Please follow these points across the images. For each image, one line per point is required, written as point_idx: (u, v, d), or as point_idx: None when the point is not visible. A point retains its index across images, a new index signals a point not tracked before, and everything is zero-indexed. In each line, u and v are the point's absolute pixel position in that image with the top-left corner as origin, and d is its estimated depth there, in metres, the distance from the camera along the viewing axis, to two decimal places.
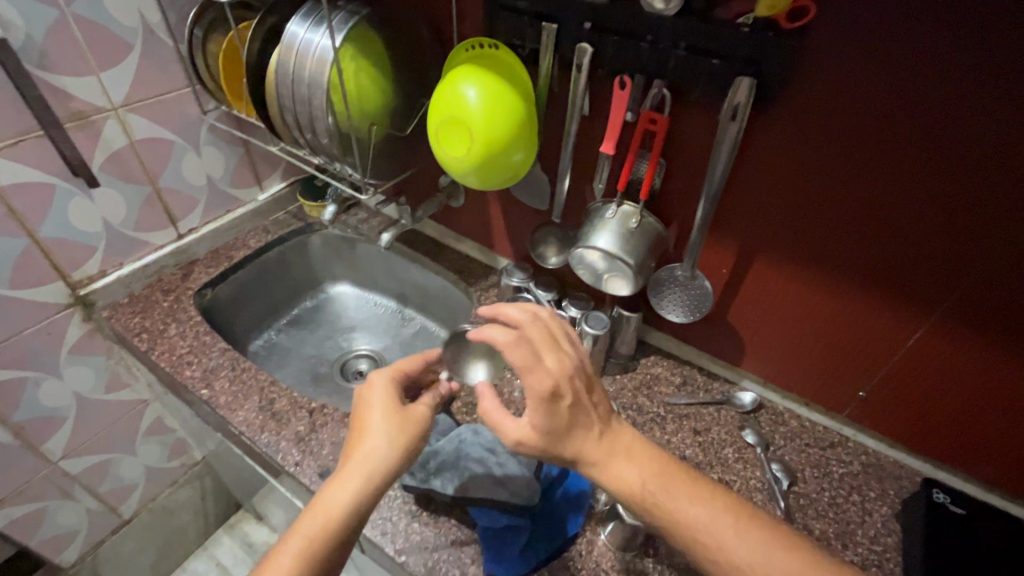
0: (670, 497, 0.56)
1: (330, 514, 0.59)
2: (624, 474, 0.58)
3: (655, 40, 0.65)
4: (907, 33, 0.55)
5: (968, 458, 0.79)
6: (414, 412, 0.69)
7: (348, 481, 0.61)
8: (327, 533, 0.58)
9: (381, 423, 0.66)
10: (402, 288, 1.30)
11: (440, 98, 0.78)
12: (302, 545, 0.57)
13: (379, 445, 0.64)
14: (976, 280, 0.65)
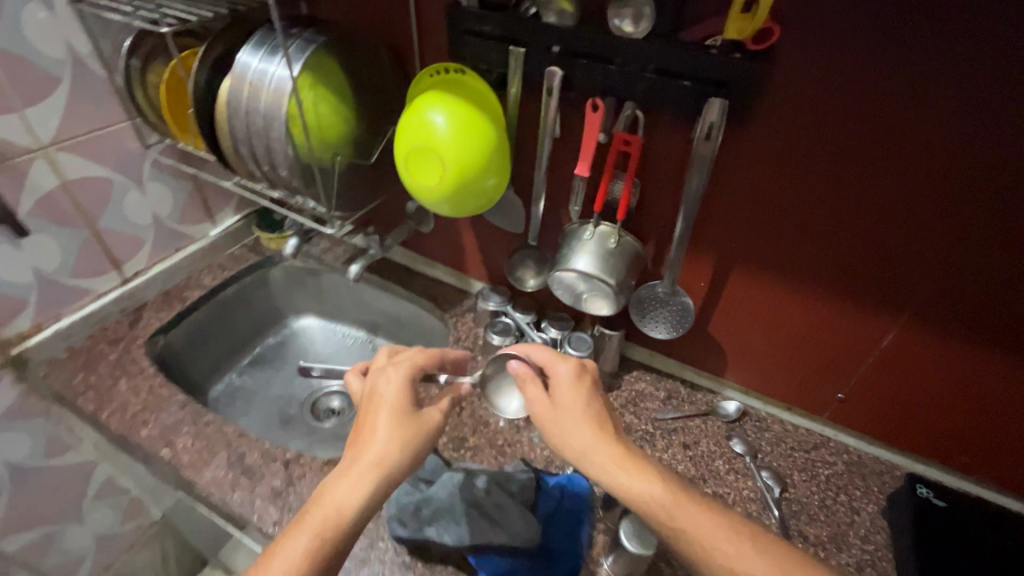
0: (688, 517, 0.55)
1: (338, 510, 0.55)
2: (633, 483, 0.57)
3: (624, 62, 0.65)
4: (868, 47, 0.57)
5: (946, 450, 0.82)
6: (430, 413, 0.64)
7: (359, 478, 0.57)
8: (334, 530, 0.54)
9: (394, 422, 0.61)
10: (372, 317, 1.24)
11: (408, 126, 0.75)
12: (306, 542, 0.52)
13: (392, 444, 0.60)
14: (942, 279, 0.68)
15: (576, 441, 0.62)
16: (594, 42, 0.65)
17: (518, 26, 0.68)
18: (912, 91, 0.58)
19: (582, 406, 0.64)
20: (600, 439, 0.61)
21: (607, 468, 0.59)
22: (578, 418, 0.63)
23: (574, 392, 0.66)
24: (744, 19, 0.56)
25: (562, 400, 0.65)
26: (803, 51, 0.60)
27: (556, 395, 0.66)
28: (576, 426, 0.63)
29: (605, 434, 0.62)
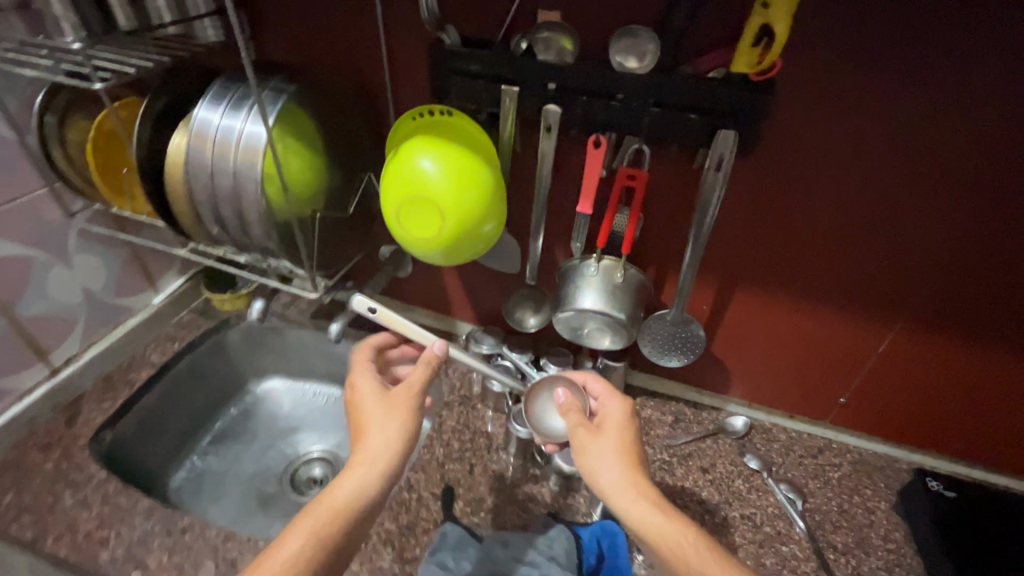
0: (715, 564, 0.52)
1: (335, 510, 0.54)
2: (664, 526, 0.55)
3: (626, 98, 0.63)
4: (865, 74, 0.58)
5: (944, 439, 0.85)
6: (406, 394, 0.63)
7: (359, 475, 0.56)
8: (332, 528, 0.53)
9: (378, 412, 0.61)
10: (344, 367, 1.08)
11: (396, 176, 0.70)
12: (302, 543, 0.51)
13: (385, 436, 0.58)
14: (936, 288, 0.70)
15: (609, 478, 0.58)
16: (594, 78, 0.62)
17: (511, 64, 0.64)
18: (914, 112, 0.58)
19: (626, 442, 0.63)
20: (633, 475, 0.59)
21: (643, 511, 0.56)
22: (614, 449, 0.61)
23: (622, 426, 0.65)
24: (754, 53, 0.55)
25: (607, 430, 0.64)
26: (807, 78, 0.59)
27: (603, 424, 0.65)
28: (612, 457, 0.60)
29: (639, 471, 0.60)
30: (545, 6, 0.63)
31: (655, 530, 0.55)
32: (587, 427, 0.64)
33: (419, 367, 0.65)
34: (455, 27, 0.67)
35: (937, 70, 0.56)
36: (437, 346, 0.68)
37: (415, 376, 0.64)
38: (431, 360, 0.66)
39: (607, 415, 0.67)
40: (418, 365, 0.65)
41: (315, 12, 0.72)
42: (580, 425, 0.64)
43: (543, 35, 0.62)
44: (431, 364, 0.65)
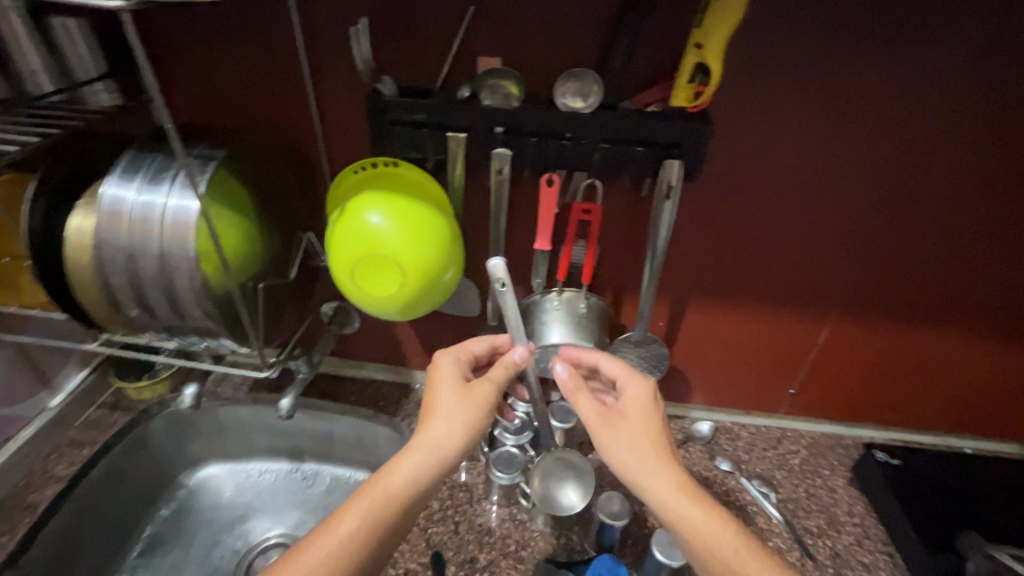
0: (733, 549, 0.53)
1: (389, 496, 0.56)
2: (691, 515, 0.55)
3: (575, 137, 0.63)
4: (785, 99, 0.63)
5: (878, 411, 0.94)
6: (482, 391, 0.63)
7: (419, 460, 0.58)
8: (387, 507, 0.56)
9: (448, 406, 0.61)
10: (292, 439, 0.97)
11: (344, 235, 0.66)
12: (357, 521, 0.54)
13: (450, 429, 0.60)
14: (860, 280, 0.78)
15: (636, 470, 0.58)
16: (540, 120, 0.62)
17: (455, 110, 0.63)
18: (827, 128, 0.65)
19: (652, 430, 0.61)
20: (662, 466, 0.58)
21: (671, 500, 0.56)
22: (644, 439, 0.60)
23: (646, 411, 0.62)
24: (690, 88, 0.58)
25: (632, 417, 0.62)
26: (735, 107, 0.64)
27: (625, 408, 0.63)
28: (638, 450, 0.59)
29: (669, 461, 0.59)
30: (483, 53, 0.63)
31: (684, 518, 0.55)
32: (609, 417, 0.62)
33: (498, 368, 0.65)
34: (391, 77, 0.65)
35: (841, 92, 0.62)
36: (517, 353, 0.66)
37: (494, 375, 0.65)
38: (511, 364, 0.65)
39: (628, 400, 0.64)
40: (498, 365, 0.65)
41: (231, 68, 0.67)
42: (602, 415, 0.62)
43: (492, 79, 0.63)
44: (511, 370, 0.65)
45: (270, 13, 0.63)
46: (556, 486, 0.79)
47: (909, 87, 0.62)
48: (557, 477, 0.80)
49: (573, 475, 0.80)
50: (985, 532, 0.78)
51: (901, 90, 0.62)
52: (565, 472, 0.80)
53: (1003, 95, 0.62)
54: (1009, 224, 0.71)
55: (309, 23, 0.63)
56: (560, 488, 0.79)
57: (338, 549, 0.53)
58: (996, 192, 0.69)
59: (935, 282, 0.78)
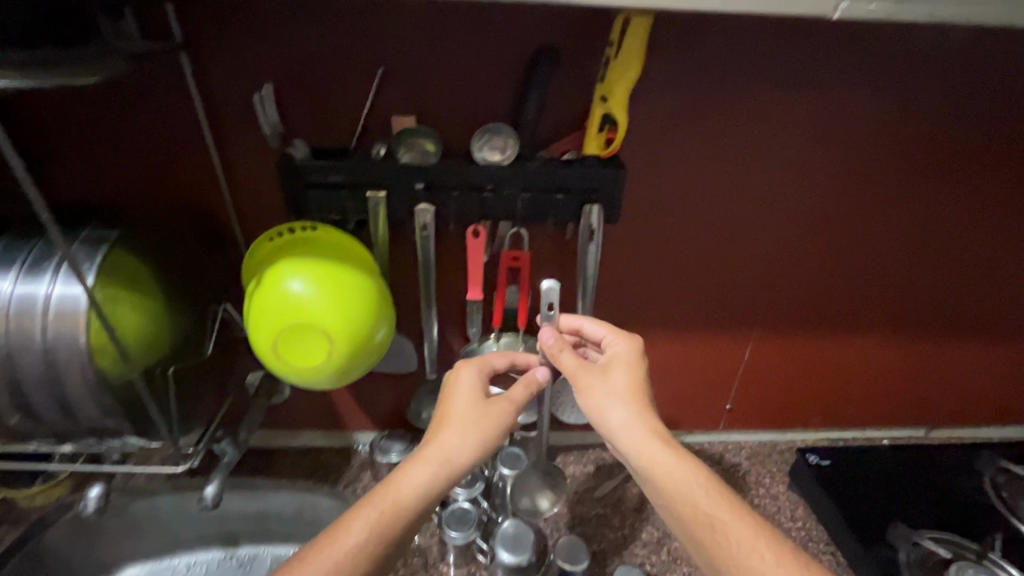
0: (703, 499, 0.55)
1: (397, 507, 0.54)
2: (664, 466, 0.56)
3: (497, 189, 0.64)
4: (689, 141, 0.67)
5: (805, 415, 1.01)
6: (502, 409, 0.60)
7: (429, 473, 0.56)
8: (395, 520, 0.54)
9: (465, 420, 0.58)
10: (222, 526, 0.88)
11: (263, 305, 0.62)
12: (365, 533, 0.53)
13: (464, 446, 0.57)
14: (775, 296, 0.83)
15: (616, 421, 0.59)
16: (460, 175, 0.63)
17: (373, 172, 0.62)
18: (729, 164, 0.69)
19: (637, 386, 0.61)
20: (640, 419, 0.59)
21: (645, 447, 0.57)
22: (626, 394, 0.60)
23: (633, 370, 0.62)
24: (600, 136, 0.62)
25: (617, 374, 0.62)
26: (645, 150, 0.67)
27: (609, 362, 0.63)
28: (620, 405, 0.59)
29: (649, 415, 0.59)
30: (396, 111, 0.63)
31: (658, 466, 0.57)
32: (592, 368, 0.62)
33: (520, 387, 0.62)
34: (303, 140, 0.64)
35: (738, 132, 0.67)
36: (540, 372, 0.64)
37: (516, 395, 0.62)
38: (534, 383, 0.63)
39: (613, 356, 0.64)
40: (522, 383, 0.63)
41: (123, 138, 0.62)
42: (581, 367, 0.62)
43: (408, 139, 0.62)
44: (533, 388, 0.63)
45: (165, 81, 0.59)
46: (528, 502, 0.84)
47: (796, 125, 0.67)
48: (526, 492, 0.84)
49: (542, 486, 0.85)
50: (910, 522, 0.83)
51: (790, 127, 0.67)
52: (534, 486, 0.85)
53: (875, 129, 0.68)
54: (892, 240, 0.79)
55: (208, 89, 0.60)
56: (532, 503, 0.84)
57: (344, 562, 0.51)
58: (880, 210, 0.76)
59: (837, 295, 0.84)
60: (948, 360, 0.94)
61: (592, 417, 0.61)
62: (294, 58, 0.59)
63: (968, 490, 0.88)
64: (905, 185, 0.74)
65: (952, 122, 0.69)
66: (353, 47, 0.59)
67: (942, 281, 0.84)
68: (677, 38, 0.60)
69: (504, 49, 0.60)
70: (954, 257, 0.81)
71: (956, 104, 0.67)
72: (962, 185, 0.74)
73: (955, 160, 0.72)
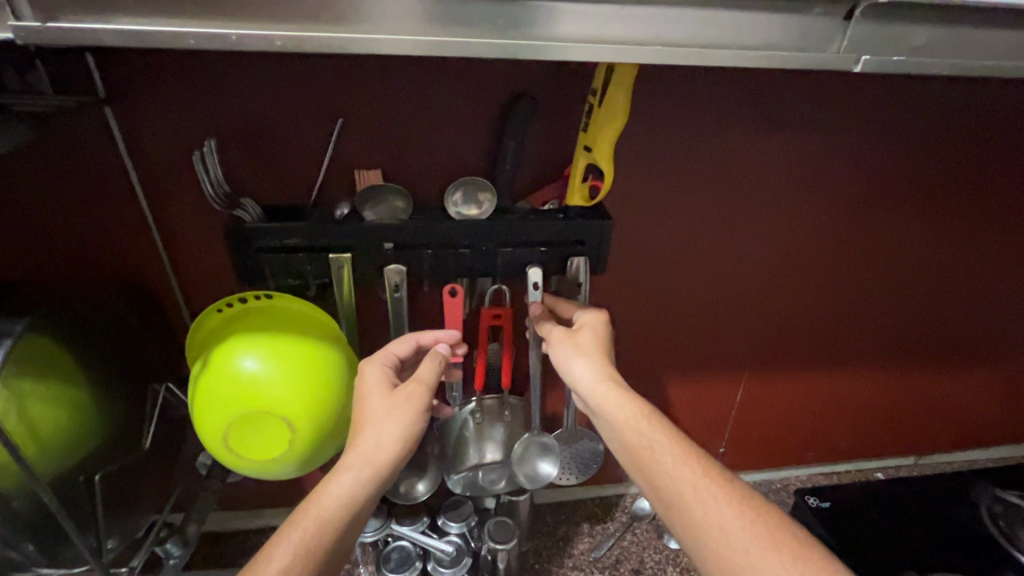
0: (672, 461, 0.49)
1: (323, 521, 0.46)
2: (633, 429, 0.51)
3: (474, 245, 0.58)
4: (675, 185, 0.64)
5: (799, 452, 0.97)
6: (411, 393, 0.53)
7: (352, 478, 0.48)
8: (323, 536, 0.45)
9: (377, 412, 0.51)
10: None
11: (205, 386, 0.54)
12: (289, 559, 0.44)
13: (382, 439, 0.50)
14: (764, 335, 0.80)
15: (587, 385, 0.54)
16: (433, 233, 0.57)
17: (335, 231, 0.55)
18: (715, 207, 0.66)
19: (604, 354, 0.57)
20: (605, 385, 0.54)
21: (613, 407, 0.53)
22: (592, 358, 0.56)
23: (602, 338, 0.58)
24: (585, 186, 0.56)
25: (584, 341, 0.57)
26: (630, 196, 0.63)
27: (577, 328, 0.59)
28: (585, 369, 0.55)
29: (619, 377, 0.55)
30: (360, 165, 0.57)
31: (627, 427, 0.51)
32: (559, 337, 0.58)
33: (427, 362, 0.55)
34: (253, 199, 0.57)
35: (724, 174, 0.64)
36: (443, 346, 0.58)
37: (425, 373, 0.55)
38: (439, 356, 0.57)
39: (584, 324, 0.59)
40: (428, 359, 0.56)
41: (43, 203, 0.54)
42: (551, 337, 0.59)
43: (374, 196, 0.56)
44: (441, 362, 0.56)
45: (90, 135, 0.52)
46: (528, 470, 0.74)
47: (782, 166, 0.65)
48: (523, 460, 0.74)
49: (540, 451, 0.74)
50: (919, 568, 0.79)
51: (776, 167, 0.65)
52: (530, 452, 0.74)
53: (859, 166, 0.67)
54: (875, 275, 0.77)
55: (142, 147, 0.53)
56: (534, 470, 0.74)
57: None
58: (865, 243, 0.74)
59: (823, 331, 0.82)
60: (933, 388, 0.93)
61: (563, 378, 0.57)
62: (241, 111, 0.53)
63: (963, 520, 0.85)
64: (889, 219, 0.72)
65: (928, 158, 0.68)
66: (308, 98, 0.53)
67: (926, 310, 0.83)
68: (658, 82, 0.57)
69: (478, 98, 0.55)
70: (934, 288, 0.81)
71: (934, 140, 0.67)
72: (940, 218, 0.74)
73: (932, 194, 0.71)
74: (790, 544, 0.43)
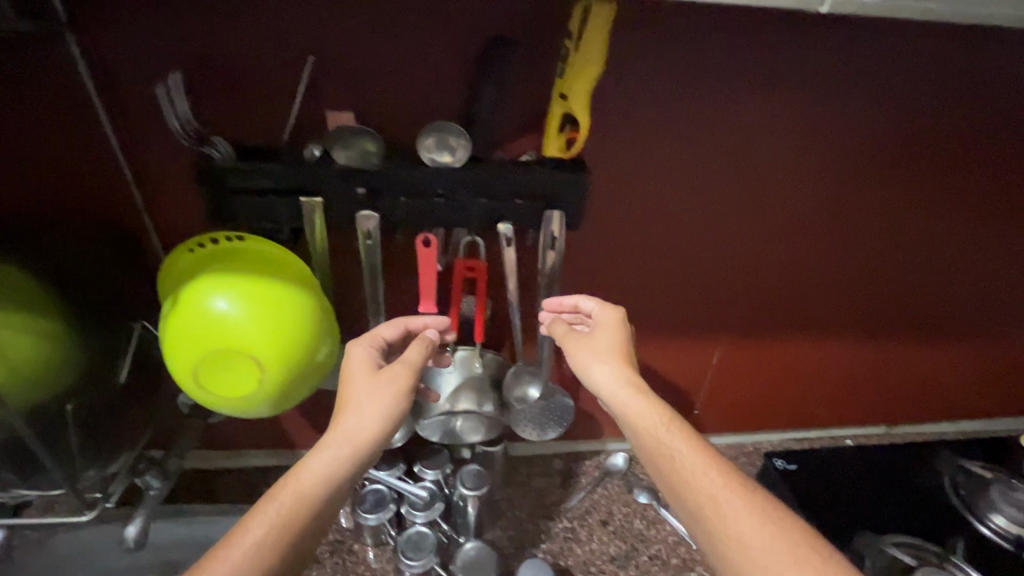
0: (689, 467, 0.51)
1: (302, 496, 0.48)
2: (653, 431, 0.54)
3: (449, 194, 0.58)
4: (656, 142, 0.63)
5: (773, 417, 0.99)
6: (395, 373, 0.56)
7: (332, 455, 0.51)
8: (300, 510, 0.48)
9: (362, 391, 0.55)
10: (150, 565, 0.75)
11: (176, 329, 0.54)
12: (266, 530, 0.46)
13: (365, 419, 0.53)
14: (744, 298, 0.80)
15: (601, 380, 0.59)
16: (407, 179, 0.56)
17: (307, 175, 0.54)
18: (697, 166, 0.66)
19: (622, 350, 0.61)
20: (626, 385, 0.58)
21: (627, 402, 0.57)
22: (608, 360, 0.60)
23: (617, 335, 0.62)
24: (561, 137, 0.56)
25: (600, 341, 0.62)
26: (610, 150, 0.63)
27: (594, 330, 0.63)
28: (603, 364, 0.60)
29: (634, 378, 0.58)
30: (333, 106, 0.56)
31: (640, 426, 0.55)
32: (575, 339, 0.62)
33: (415, 345, 0.59)
34: (225, 138, 0.56)
35: (706, 131, 0.63)
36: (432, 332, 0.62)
37: (412, 355, 0.58)
38: (427, 341, 0.60)
39: (601, 322, 0.64)
40: (415, 343, 0.59)
41: (8, 132, 0.53)
42: (567, 336, 0.63)
43: (346, 137, 0.55)
44: (427, 346, 0.59)
45: (55, 62, 0.51)
46: (515, 394, 0.76)
47: (767, 124, 0.64)
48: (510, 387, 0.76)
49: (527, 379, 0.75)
50: (874, 529, 0.82)
51: (761, 125, 0.64)
52: (518, 379, 0.75)
53: (847, 127, 0.66)
54: (858, 242, 0.77)
55: (108, 79, 0.52)
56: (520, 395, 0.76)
57: (243, 565, 0.44)
58: (848, 209, 0.73)
59: (803, 297, 0.82)
60: (909, 359, 0.94)
61: (581, 377, 0.61)
62: (210, 44, 0.51)
63: (927, 488, 0.88)
64: (875, 185, 0.71)
65: (920, 122, 0.67)
66: (279, 32, 0.51)
67: (907, 280, 0.83)
68: (641, 30, 0.55)
69: (455, 39, 0.54)
70: (917, 258, 0.80)
71: (927, 104, 0.65)
72: (928, 186, 0.73)
73: (921, 161, 0.70)
74: (786, 528, 0.47)
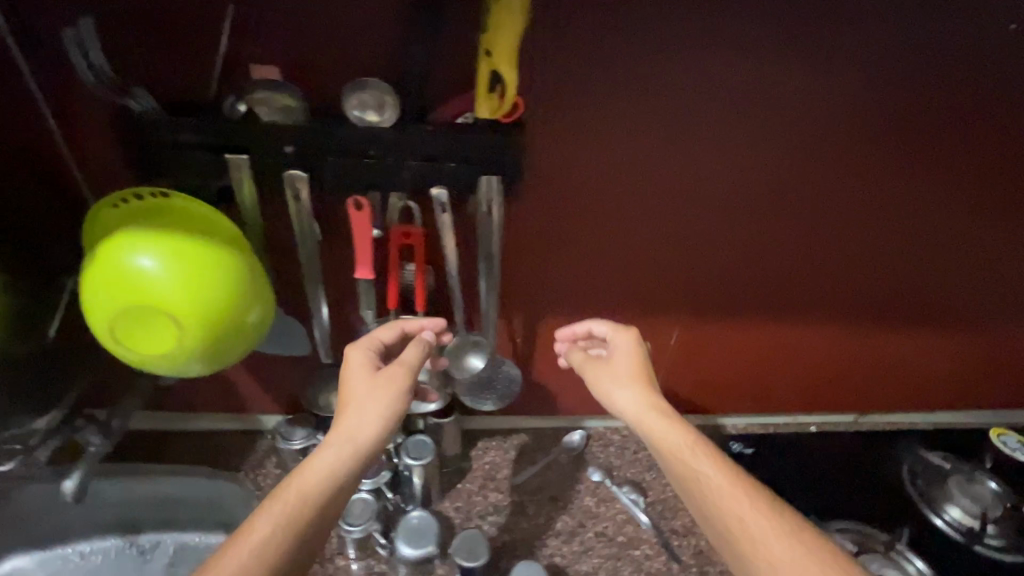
0: (715, 487, 0.53)
1: (306, 495, 0.49)
2: (678, 450, 0.56)
3: (379, 155, 0.56)
4: (600, 109, 0.61)
5: (737, 400, 0.97)
6: (393, 373, 0.58)
7: (334, 454, 0.52)
8: (302, 508, 0.49)
9: (363, 391, 0.57)
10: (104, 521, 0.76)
11: (94, 287, 0.54)
12: (270, 528, 0.47)
13: (365, 419, 0.54)
14: (702, 277, 0.78)
15: (622, 402, 0.62)
16: (334, 137, 0.54)
17: (231, 129, 0.53)
18: (647, 133, 0.63)
19: (640, 372, 0.64)
20: (650, 408, 0.60)
21: (649, 422, 0.59)
22: (631, 383, 0.63)
23: (633, 358, 0.65)
24: (493, 98, 0.53)
25: (619, 364, 0.65)
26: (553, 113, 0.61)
27: (613, 357, 0.67)
28: (625, 388, 0.63)
29: (654, 400, 0.61)
30: (260, 59, 0.54)
31: (664, 446, 0.57)
32: (599, 365, 0.66)
33: (412, 347, 0.61)
34: (150, 90, 0.55)
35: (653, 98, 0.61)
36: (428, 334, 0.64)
37: (408, 357, 0.60)
38: (424, 342, 0.63)
39: (617, 346, 0.68)
40: (412, 345, 0.62)
41: None
42: (588, 362, 0.68)
43: (267, 91, 0.53)
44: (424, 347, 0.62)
45: None
46: (458, 365, 0.76)
47: (717, 92, 0.61)
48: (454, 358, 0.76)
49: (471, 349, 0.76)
50: (820, 512, 0.81)
51: (710, 93, 0.61)
52: (463, 349, 0.76)
53: (804, 99, 0.63)
54: (821, 221, 0.74)
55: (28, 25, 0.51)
56: (464, 365, 0.76)
57: (249, 563, 0.45)
58: (810, 186, 0.70)
59: (765, 278, 0.80)
60: (880, 346, 0.91)
61: (604, 402, 0.64)
62: None
63: (885, 477, 0.86)
64: (837, 162, 0.69)
65: (885, 94, 0.63)
66: None
67: (876, 264, 0.79)
68: None
69: None
70: (888, 240, 0.77)
71: (892, 75, 0.62)
72: (897, 162, 0.69)
73: (888, 137, 0.67)
74: (816, 546, 0.48)
